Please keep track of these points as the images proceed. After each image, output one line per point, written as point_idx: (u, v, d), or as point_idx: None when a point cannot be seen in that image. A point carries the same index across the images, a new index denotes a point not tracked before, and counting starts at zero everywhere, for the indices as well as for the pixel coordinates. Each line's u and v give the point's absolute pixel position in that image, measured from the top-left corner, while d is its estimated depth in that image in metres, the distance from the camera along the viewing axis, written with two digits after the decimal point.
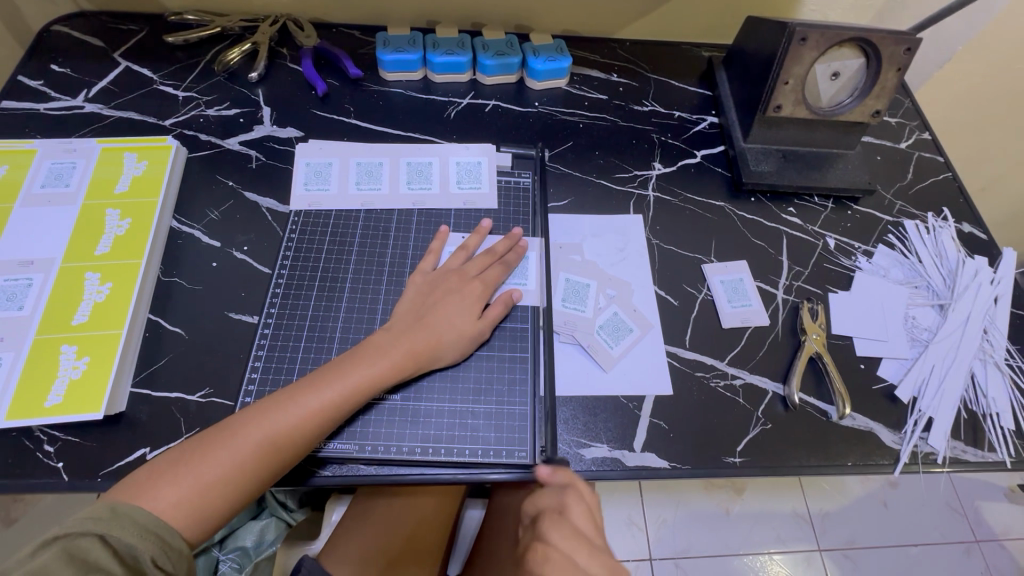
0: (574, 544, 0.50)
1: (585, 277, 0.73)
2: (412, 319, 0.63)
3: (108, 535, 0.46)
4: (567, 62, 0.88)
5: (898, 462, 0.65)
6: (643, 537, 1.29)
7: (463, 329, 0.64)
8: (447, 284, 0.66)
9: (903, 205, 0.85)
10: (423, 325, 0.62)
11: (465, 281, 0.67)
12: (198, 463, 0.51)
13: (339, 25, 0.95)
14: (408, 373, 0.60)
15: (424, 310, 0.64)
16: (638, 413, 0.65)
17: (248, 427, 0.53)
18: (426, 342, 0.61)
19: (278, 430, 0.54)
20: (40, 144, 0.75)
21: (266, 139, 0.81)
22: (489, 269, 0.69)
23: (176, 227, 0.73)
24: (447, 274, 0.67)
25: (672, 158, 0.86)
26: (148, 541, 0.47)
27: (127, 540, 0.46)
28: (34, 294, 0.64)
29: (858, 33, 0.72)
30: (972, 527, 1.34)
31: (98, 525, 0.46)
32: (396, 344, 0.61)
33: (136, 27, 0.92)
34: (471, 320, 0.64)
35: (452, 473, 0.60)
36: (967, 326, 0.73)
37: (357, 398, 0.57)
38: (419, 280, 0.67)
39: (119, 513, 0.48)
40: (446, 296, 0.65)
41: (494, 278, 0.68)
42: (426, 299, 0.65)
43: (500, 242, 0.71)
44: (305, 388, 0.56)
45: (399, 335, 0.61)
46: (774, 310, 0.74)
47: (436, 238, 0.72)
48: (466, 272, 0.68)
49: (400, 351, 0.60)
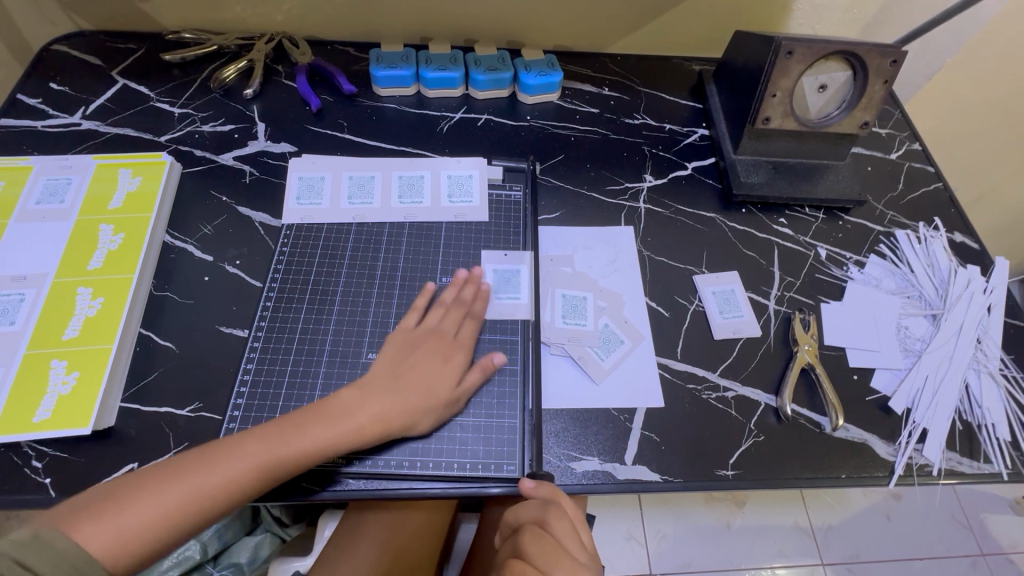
0: (554, 561, 0.51)
1: (580, 290, 0.73)
2: (385, 381, 0.60)
3: (30, 561, 0.42)
4: (558, 76, 0.90)
5: (892, 474, 0.64)
6: (643, 551, 1.28)
7: (438, 398, 0.60)
8: (428, 341, 0.63)
9: (894, 216, 0.85)
10: (393, 387, 0.59)
11: (445, 344, 0.64)
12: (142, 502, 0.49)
13: (334, 42, 0.97)
14: (372, 439, 0.57)
15: (399, 372, 0.61)
16: (629, 425, 0.65)
17: (195, 470, 0.51)
18: (396, 407, 0.58)
19: (225, 477, 0.52)
20: (36, 160, 0.76)
21: (261, 155, 0.82)
22: (461, 325, 0.66)
23: (169, 242, 0.74)
24: (427, 333, 0.64)
25: (664, 170, 0.87)
26: (61, 570, 0.43)
27: (41, 568, 0.42)
28: (26, 309, 0.64)
29: (843, 47, 0.73)
30: (978, 541, 1.32)
31: (15, 549, 0.41)
32: (364, 404, 0.58)
33: (134, 45, 0.93)
34: (447, 388, 0.61)
35: (441, 488, 0.60)
36: (960, 337, 0.73)
37: (314, 459, 0.55)
38: (401, 337, 0.64)
39: (39, 538, 0.43)
40: (426, 360, 0.62)
41: (467, 337, 0.65)
42: (401, 359, 0.62)
43: (469, 289, 0.68)
44: (265, 439, 0.54)
45: (369, 397, 0.58)
46: (766, 322, 0.74)
47: (421, 295, 0.68)
48: (447, 333, 0.65)
49: (366, 414, 0.57)
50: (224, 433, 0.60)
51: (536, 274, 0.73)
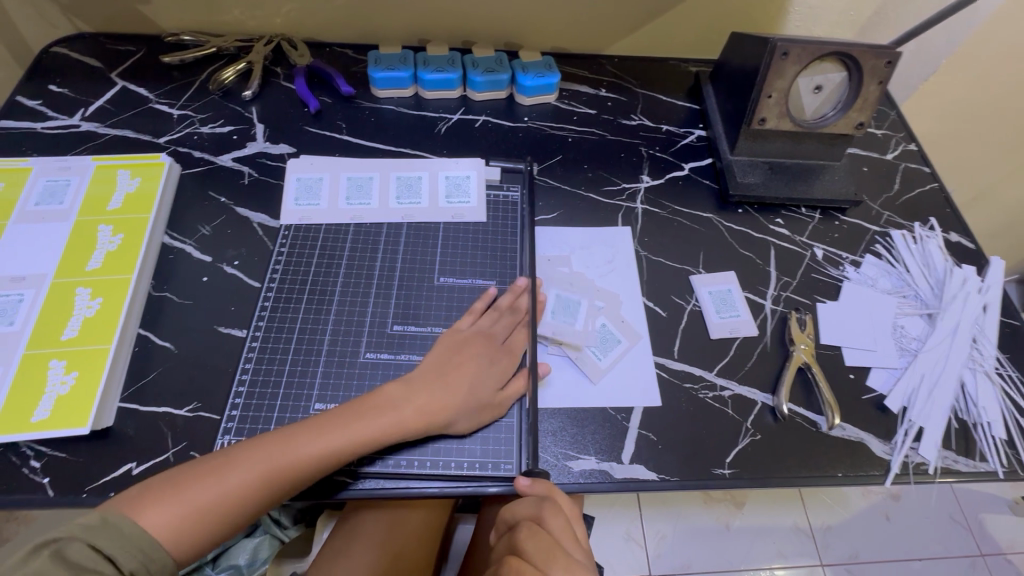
0: (548, 557, 0.51)
1: (575, 293, 0.73)
2: (432, 377, 0.61)
3: (100, 544, 0.46)
4: (556, 77, 0.90)
5: (888, 472, 0.65)
6: (641, 552, 1.27)
7: (482, 399, 0.62)
8: (475, 344, 0.65)
9: (890, 216, 0.85)
10: (439, 384, 0.61)
11: (494, 348, 0.65)
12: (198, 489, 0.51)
13: (332, 44, 0.97)
14: (416, 433, 0.59)
15: (446, 370, 0.62)
16: (626, 424, 0.65)
17: (244, 460, 0.53)
18: (440, 403, 0.60)
19: (274, 468, 0.53)
20: (35, 162, 0.76)
21: (259, 156, 0.83)
22: (514, 333, 0.67)
23: (168, 242, 0.74)
24: (474, 336, 0.65)
25: (660, 170, 0.87)
26: (129, 552, 0.47)
27: (112, 550, 0.47)
28: (25, 309, 0.64)
29: (839, 48, 0.74)
30: (977, 541, 1.33)
31: (88, 534, 0.46)
32: (410, 400, 0.59)
33: (133, 47, 0.94)
34: (492, 391, 0.62)
35: (438, 488, 0.60)
36: (956, 336, 0.73)
37: (360, 451, 0.56)
38: (449, 337, 0.65)
39: (108, 522, 0.48)
40: (473, 360, 0.63)
41: (519, 343, 0.67)
42: (449, 358, 0.63)
43: (523, 300, 0.69)
44: (314, 430, 0.56)
45: (414, 392, 0.60)
46: (763, 321, 0.74)
47: (480, 299, 0.70)
48: (495, 337, 0.66)
49: (412, 409, 0.59)
50: (222, 432, 0.60)
51: (534, 274, 0.73)
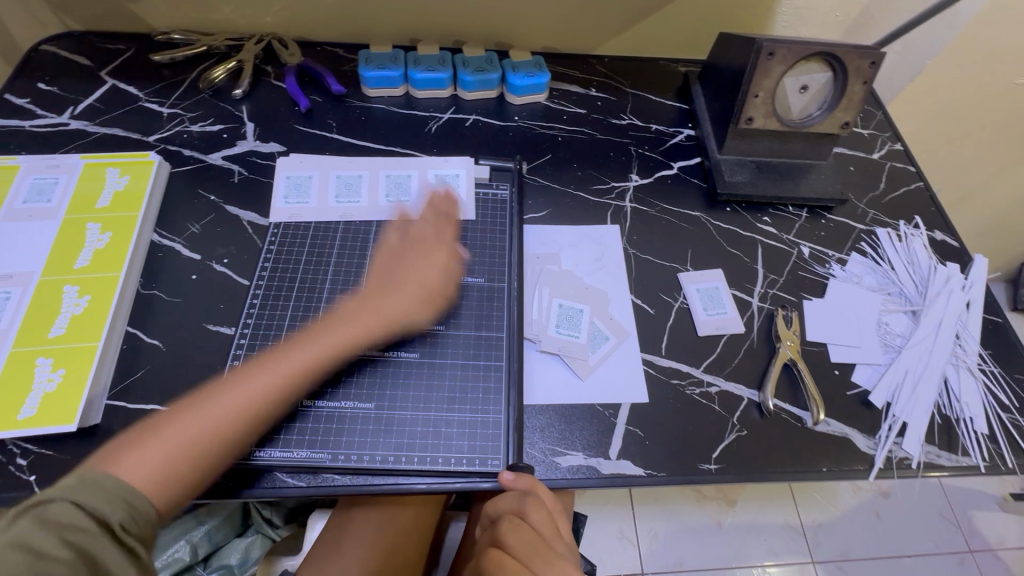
0: (530, 552, 0.52)
1: (579, 303, 0.73)
2: (379, 285, 0.68)
3: (85, 500, 0.41)
4: (546, 77, 0.91)
5: (872, 467, 0.65)
6: (634, 551, 1.28)
7: (428, 290, 0.68)
8: (415, 248, 0.71)
9: (876, 214, 0.86)
10: (387, 290, 0.67)
11: (428, 245, 0.72)
12: (173, 429, 0.51)
13: (323, 43, 0.98)
14: (378, 334, 0.65)
15: (388, 278, 0.69)
16: (614, 420, 0.66)
17: (219, 394, 0.55)
18: (393, 304, 0.66)
19: (250, 395, 0.56)
20: (23, 160, 0.76)
21: (249, 154, 0.83)
22: (443, 227, 0.74)
23: (156, 240, 0.74)
24: (410, 246, 0.72)
25: (649, 169, 0.88)
26: (116, 505, 0.42)
27: (98, 504, 0.41)
28: (11, 307, 0.64)
29: (824, 48, 0.75)
30: (966, 538, 1.34)
31: (68, 492, 0.41)
32: (364, 311, 0.65)
33: (123, 46, 0.94)
34: (437, 280, 0.69)
35: (426, 484, 0.60)
36: (939, 332, 0.74)
37: (331, 360, 0.62)
38: (389, 249, 0.72)
39: (85, 478, 0.43)
40: (411, 265, 0.70)
41: (450, 236, 0.74)
42: (390, 268, 0.69)
43: (442, 200, 0.77)
44: (280, 352, 0.60)
45: (366, 301, 0.66)
46: (750, 318, 0.75)
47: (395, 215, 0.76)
48: (428, 236, 0.73)
49: (368, 314, 0.65)
50: None
51: (520, 273, 0.74)
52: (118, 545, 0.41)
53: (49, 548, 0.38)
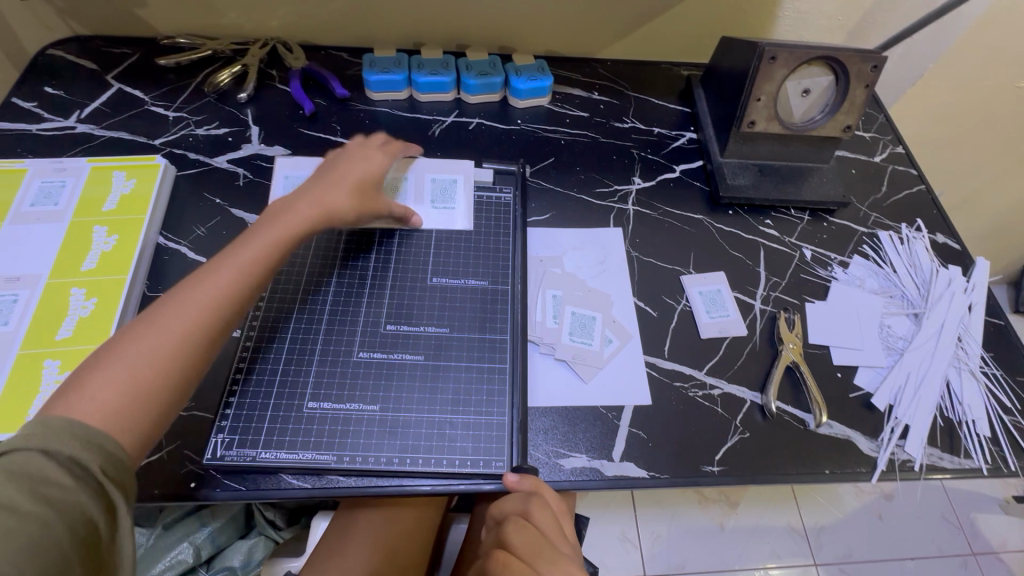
0: (535, 552, 0.52)
1: (590, 310, 0.73)
2: (314, 184, 0.66)
3: (55, 447, 0.41)
4: (549, 81, 0.91)
5: (875, 469, 0.66)
6: (636, 553, 1.28)
7: (362, 184, 0.68)
8: (348, 153, 0.71)
9: (878, 217, 0.87)
10: (321, 186, 0.66)
11: (362, 151, 0.72)
12: (126, 349, 0.48)
13: (327, 47, 0.98)
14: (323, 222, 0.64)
15: (321, 177, 0.67)
16: (617, 423, 0.66)
17: (166, 308, 0.51)
18: (332, 196, 0.65)
19: (203, 302, 0.53)
20: (31, 163, 0.77)
21: (254, 158, 0.83)
22: (386, 143, 0.76)
23: (162, 243, 0.74)
24: (343, 154, 0.71)
25: (652, 172, 0.88)
26: (88, 449, 0.42)
27: (69, 450, 0.41)
28: (19, 310, 0.65)
29: (826, 52, 0.75)
30: (968, 540, 1.34)
31: (35, 441, 0.40)
32: (302, 204, 0.63)
33: (129, 50, 0.94)
34: (372, 177, 0.70)
35: (431, 486, 0.60)
36: (942, 335, 0.74)
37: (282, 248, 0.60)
38: (325, 159, 0.71)
39: (49, 424, 0.42)
40: (344, 167, 0.69)
41: (390, 147, 0.75)
42: (323, 171, 0.68)
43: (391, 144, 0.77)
44: (222, 257, 0.57)
45: (303, 195, 0.64)
46: (752, 321, 0.75)
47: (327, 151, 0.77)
48: (362, 146, 0.73)
49: (308, 205, 0.63)
50: (215, 432, 0.60)
51: (525, 275, 0.74)
52: (93, 490, 0.41)
53: (19, 501, 0.38)
